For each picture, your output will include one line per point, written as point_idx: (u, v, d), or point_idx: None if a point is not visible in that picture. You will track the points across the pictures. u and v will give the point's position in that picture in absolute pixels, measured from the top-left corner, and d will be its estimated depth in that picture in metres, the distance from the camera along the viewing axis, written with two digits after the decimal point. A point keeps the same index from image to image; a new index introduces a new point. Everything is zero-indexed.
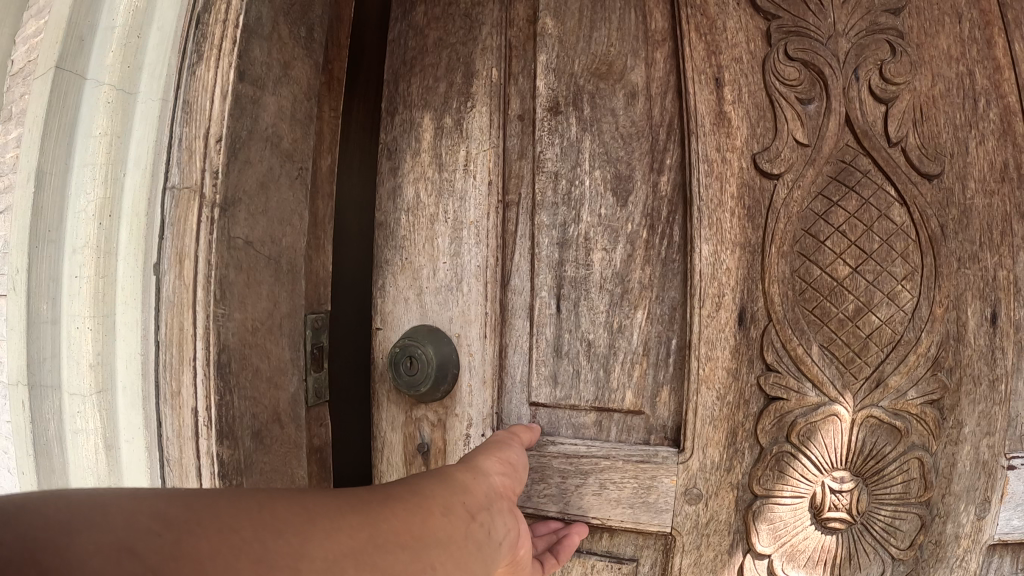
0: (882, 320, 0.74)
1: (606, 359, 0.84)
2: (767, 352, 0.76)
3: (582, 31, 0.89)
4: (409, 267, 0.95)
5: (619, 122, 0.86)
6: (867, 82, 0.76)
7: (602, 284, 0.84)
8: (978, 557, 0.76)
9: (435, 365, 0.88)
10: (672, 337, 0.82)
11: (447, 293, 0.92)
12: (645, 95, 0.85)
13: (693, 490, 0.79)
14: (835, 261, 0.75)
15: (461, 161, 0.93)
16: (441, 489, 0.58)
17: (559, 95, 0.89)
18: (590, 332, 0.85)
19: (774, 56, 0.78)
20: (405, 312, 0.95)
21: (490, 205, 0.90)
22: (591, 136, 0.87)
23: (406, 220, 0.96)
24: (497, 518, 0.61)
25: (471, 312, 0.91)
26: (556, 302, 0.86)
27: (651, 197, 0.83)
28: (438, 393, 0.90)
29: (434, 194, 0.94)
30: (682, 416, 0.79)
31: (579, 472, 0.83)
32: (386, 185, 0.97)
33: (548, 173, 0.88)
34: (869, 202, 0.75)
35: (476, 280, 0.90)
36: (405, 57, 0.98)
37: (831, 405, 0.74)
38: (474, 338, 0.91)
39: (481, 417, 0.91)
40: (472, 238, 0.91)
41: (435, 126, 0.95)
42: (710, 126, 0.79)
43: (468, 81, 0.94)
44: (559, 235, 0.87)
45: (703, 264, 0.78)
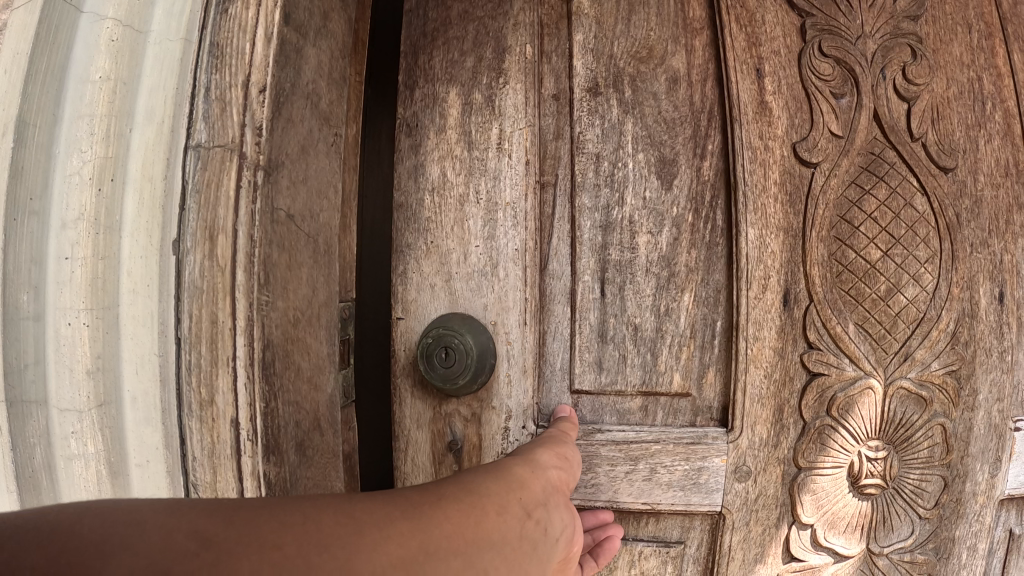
0: (908, 300, 0.81)
1: (653, 343, 0.84)
2: (809, 332, 0.80)
3: (620, 14, 0.89)
4: (435, 251, 0.89)
5: (661, 107, 0.85)
6: (893, 82, 0.83)
7: (648, 268, 0.84)
8: (992, 511, 0.84)
9: (475, 356, 0.83)
10: (717, 319, 0.83)
11: (480, 279, 0.88)
12: (686, 81, 0.86)
13: (742, 467, 0.81)
14: (868, 246, 0.80)
15: (495, 139, 0.88)
16: (496, 485, 0.49)
17: (598, 76, 0.88)
18: (636, 316, 0.84)
19: (810, 52, 0.83)
20: (431, 300, 0.89)
21: (528, 185, 0.87)
22: (633, 119, 0.86)
23: (433, 201, 0.89)
24: (554, 514, 0.53)
25: (509, 298, 0.87)
26: (600, 286, 0.85)
27: (694, 181, 0.84)
28: (476, 386, 0.85)
29: (465, 174, 0.89)
30: (731, 397, 0.81)
31: (628, 458, 0.83)
32: (406, 164, 0.90)
33: (589, 155, 0.86)
34: (896, 191, 0.81)
35: (514, 264, 0.86)
36: (427, 29, 0.92)
37: (866, 379, 0.80)
38: (513, 326, 0.86)
39: (521, 409, 0.86)
40: (509, 220, 0.87)
41: (462, 103, 0.90)
42: (753, 114, 0.82)
43: (500, 56, 0.90)
44: (602, 218, 0.85)
45: (750, 247, 0.80)
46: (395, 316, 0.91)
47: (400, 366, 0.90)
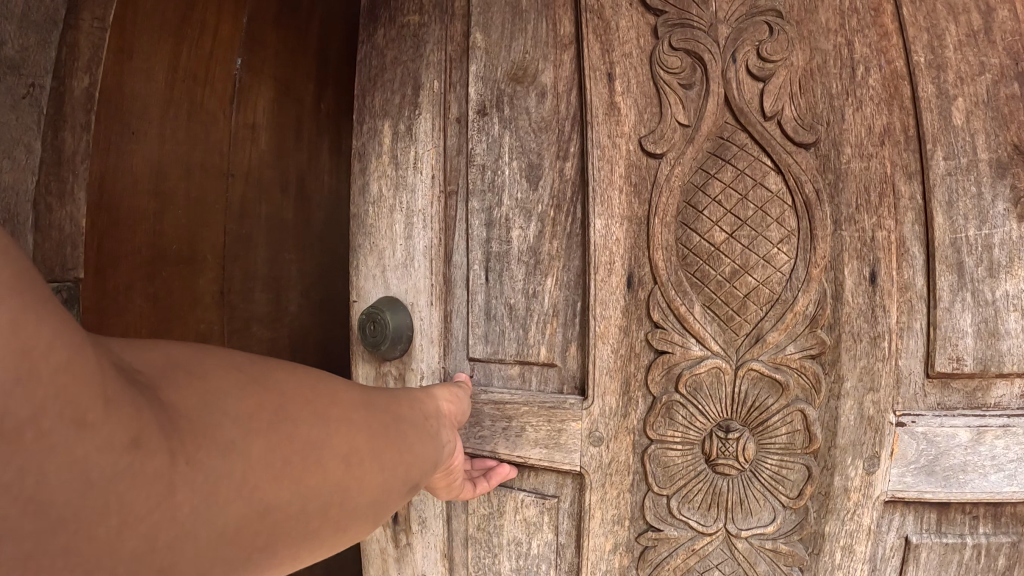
0: (758, 282, 0.81)
1: (524, 319, 0.91)
2: (653, 312, 0.85)
3: (504, 42, 0.99)
4: (374, 251, 0.98)
5: (532, 118, 0.95)
6: (745, 63, 0.83)
7: (519, 257, 0.91)
8: (871, 512, 0.81)
9: (392, 330, 0.92)
10: (577, 300, 0.89)
11: (404, 269, 0.96)
12: (553, 92, 0.95)
13: (596, 432, 0.88)
14: (711, 229, 0.83)
15: (411, 159, 0.98)
16: (411, 395, 0.70)
17: (485, 99, 0.98)
18: (510, 297, 0.91)
19: (660, 48, 0.88)
20: (373, 286, 0.98)
21: (434, 194, 0.95)
22: (510, 132, 0.95)
23: (372, 208, 1.00)
24: (448, 425, 0.72)
25: (420, 284, 0.94)
26: (485, 273, 0.92)
27: (557, 181, 0.92)
28: (398, 351, 0.94)
29: (393, 187, 0.99)
30: (587, 368, 0.87)
31: (503, 418, 0.91)
32: (357, 184, 1.02)
33: (476, 166, 0.95)
34: (745, 173, 0.83)
35: (425, 258, 0.94)
36: (372, 74, 1.04)
37: (714, 358, 0.83)
38: (424, 307, 0.94)
39: (431, 370, 0.94)
40: (421, 224, 0.95)
41: (391, 132, 1.01)
42: (603, 116, 0.89)
43: (416, 93, 1.00)
44: (486, 217, 0.93)
45: (598, 236, 0.87)
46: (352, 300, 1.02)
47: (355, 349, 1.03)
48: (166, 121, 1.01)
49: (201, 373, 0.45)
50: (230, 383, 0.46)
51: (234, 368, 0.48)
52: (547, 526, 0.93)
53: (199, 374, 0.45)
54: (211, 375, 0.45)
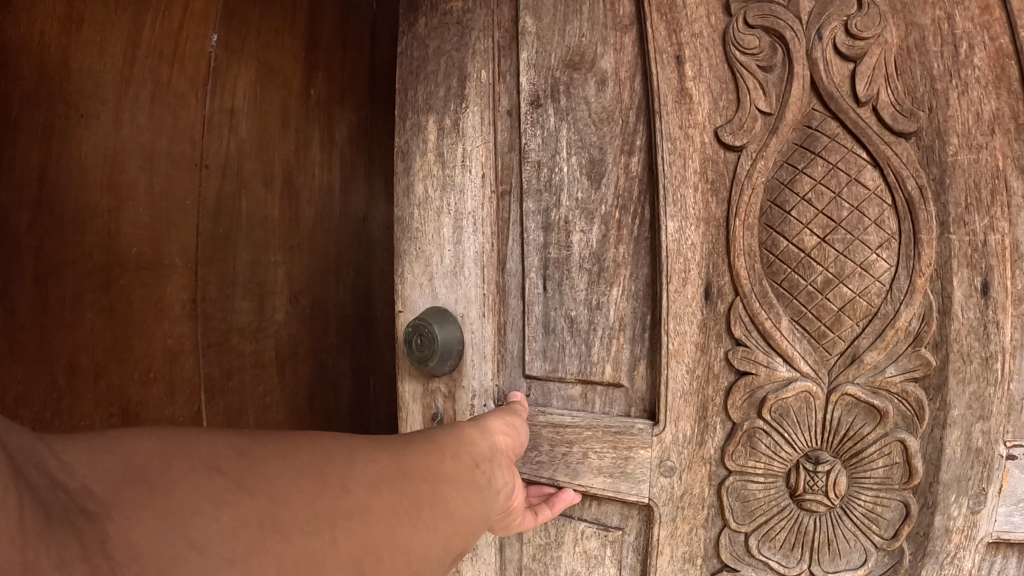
0: (855, 293, 0.71)
1: (587, 333, 0.82)
2: (734, 328, 0.75)
3: (557, 25, 0.89)
4: (421, 257, 0.89)
5: (592, 109, 0.85)
6: (832, 41, 0.73)
7: (581, 264, 0.82)
8: (974, 556, 0.72)
9: (440, 344, 0.83)
10: (647, 314, 0.80)
11: (452, 277, 0.87)
12: (615, 80, 0.84)
13: (668, 462, 0.79)
14: (801, 232, 0.73)
15: (460, 158, 0.89)
16: (452, 439, 0.62)
17: (539, 89, 0.88)
18: (572, 309, 0.83)
19: (733, 27, 0.77)
20: (419, 296, 0.87)
21: (485, 195, 0.86)
22: (567, 125, 0.86)
23: (421, 211, 0.90)
24: (499, 471, 0.65)
25: (471, 292, 0.85)
26: (543, 282, 0.84)
27: (622, 178, 0.82)
28: (447, 367, 0.84)
29: (440, 189, 0.89)
30: (658, 391, 0.78)
31: (563, 443, 0.83)
32: (401, 185, 0.94)
33: (531, 163, 0.87)
34: (838, 167, 0.72)
35: (476, 265, 0.85)
36: (413, 67, 0.96)
37: (803, 382, 0.73)
38: (475, 318, 0.85)
39: (484, 389, 0.84)
40: (470, 227, 0.86)
41: (436, 128, 0.91)
42: (672, 104, 0.79)
43: (463, 84, 0.91)
44: (543, 219, 0.85)
45: (669, 240, 0.77)
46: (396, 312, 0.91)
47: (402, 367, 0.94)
48: (128, 103, 0.93)
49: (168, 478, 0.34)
50: (208, 488, 0.34)
51: (212, 464, 0.36)
52: (609, 560, 0.84)
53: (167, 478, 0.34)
54: (181, 479, 0.34)
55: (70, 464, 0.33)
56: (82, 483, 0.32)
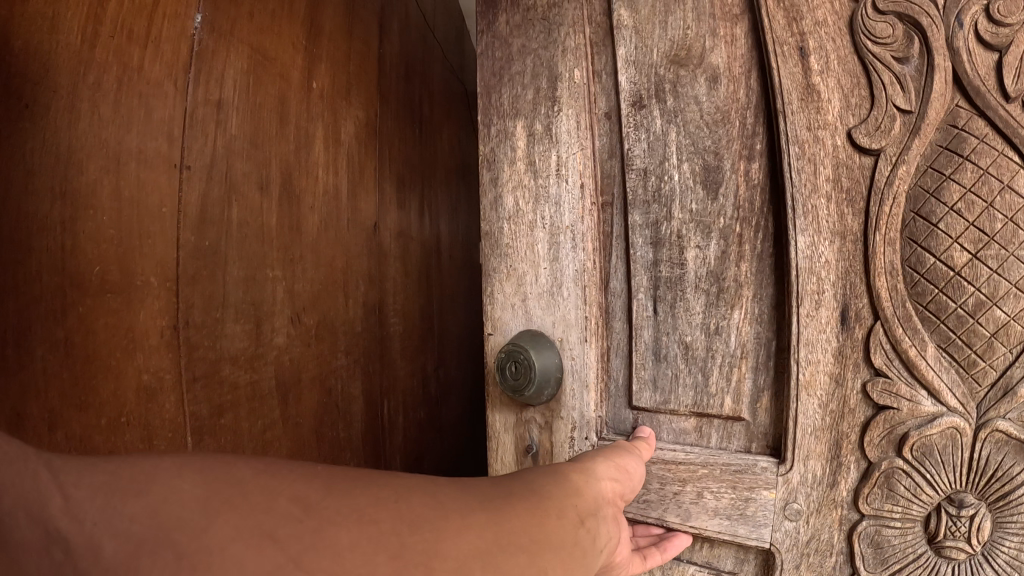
0: (1012, 316, 0.62)
1: (704, 362, 0.74)
2: (874, 356, 0.67)
3: (657, 17, 0.77)
4: (512, 274, 0.82)
5: (703, 109, 0.74)
6: (974, 27, 0.62)
7: (697, 283, 0.73)
8: None
9: (538, 373, 0.75)
10: (772, 340, 0.72)
11: (549, 297, 0.79)
12: (728, 76, 0.74)
13: (792, 505, 0.72)
14: (950, 247, 0.64)
15: (554, 167, 0.80)
16: (556, 489, 0.50)
17: (641, 88, 0.77)
18: (686, 334, 0.74)
19: (862, 11, 0.67)
20: (511, 319, 0.82)
21: (586, 207, 0.78)
22: (676, 129, 0.75)
23: (511, 225, 0.82)
24: (603, 526, 0.54)
25: (572, 316, 0.78)
26: (653, 305, 0.76)
27: (742, 188, 0.72)
28: (543, 398, 0.77)
29: (533, 202, 0.81)
30: (785, 426, 0.71)
31: (674, 480, 0.76)
32: (487, 196, 0.84)
33: (636, 171, 0.77)
34: (989, 172, 0.62)
35: (577, 285, 0.78)
36: (494, 68, 0.85)
37: (950, 417, 0.65)
38: (575, 342, 0.78)
39: (587, 421, 0.78)
40: (568, 243, 0.78)
41: (526, 135, 0.82)
42: (798, 102, 0.69)
43: (554, 85, 0.80)
44: (652, 235, 0.75)
45: (800, 258, 0.68)
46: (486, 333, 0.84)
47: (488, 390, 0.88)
48: (88, 89, 0.69)
49: (203, 540, 0.27)
50: (254, 560, 0.27)
51: (271, 527, 0.29)
52: None
53: (196, 542, 0.27)
54: (228, 550, 0.27)
55: (81, 507, 0.27)
56: (93, 536, 0.26)
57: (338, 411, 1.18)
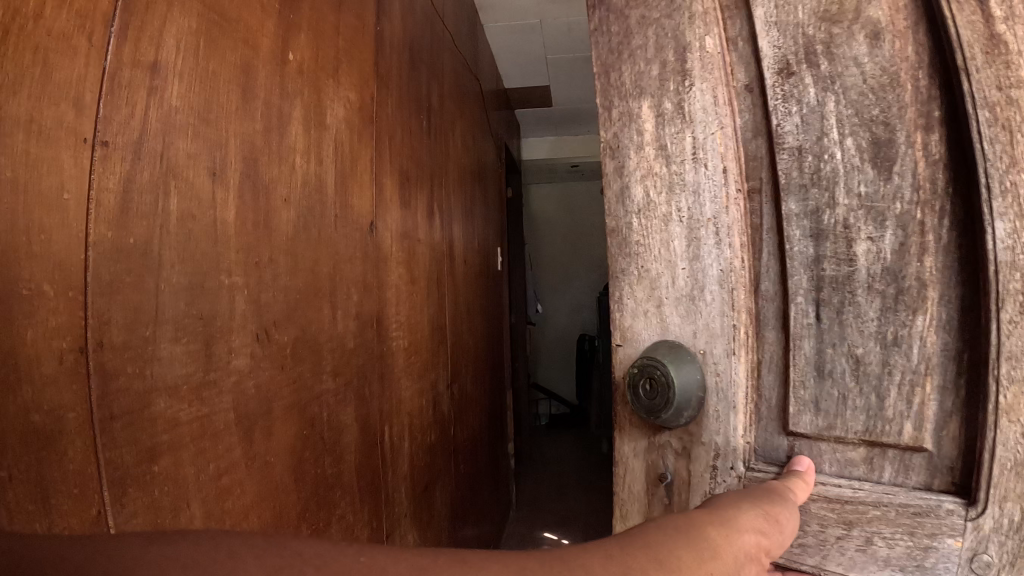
0: None
1: (879, 383, 1.04)
2: None
3: None
4: (645, 278, 1.25)
5: (861, 77, 1.06)
6: None
7: (874, 282, 1.04)
8: None
9: (677, 393, 1.12)
10: (925, 311, 1.01)
11: (688, 303, 1.19)
12: (889, 38, 1.04)
13: (983, 558, 0.95)
14: None
15: (689, 149, 1.19)
16: (620, 543, 0.63)
17: (787, 52, 1.13)
18: (859, 346, 1.06)
19: None
20: (644, 330, 1.25)
21: (729, 198, 1.15)
22: (835, 96, 1.08)
23: (640, 225, 1.25)
24: (671, 556, 0.64)
25: (716, 326, 1.17)
26: (815, 308, 1.10)
27: (915, 164, 1.01)
28: (682, 418, 1.15)
29: (666, 194, 1.22)
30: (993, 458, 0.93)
31: (732, 475, 1.16)
32: (614, 188, 1.28)
33: (791, 148, 1.12)
34: None
35: (718, 286, 1.16)
36: (615, 47, 1.29)
37: None
38: (719, 356, 1.16)
39: (729, 448, 1.17)
40: (711, 238, 1.17)
41: (655, 123, 1.23)
42: (986, 55, 0.92)
43: (683, 62, 1.21)
44: (812, 227, 1.10)
45: (892, 245, 1.02)
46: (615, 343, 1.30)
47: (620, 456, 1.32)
48: None
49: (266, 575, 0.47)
50: None
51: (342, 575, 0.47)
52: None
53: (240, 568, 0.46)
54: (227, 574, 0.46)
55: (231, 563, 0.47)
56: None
57: (241, 416, 1.25)
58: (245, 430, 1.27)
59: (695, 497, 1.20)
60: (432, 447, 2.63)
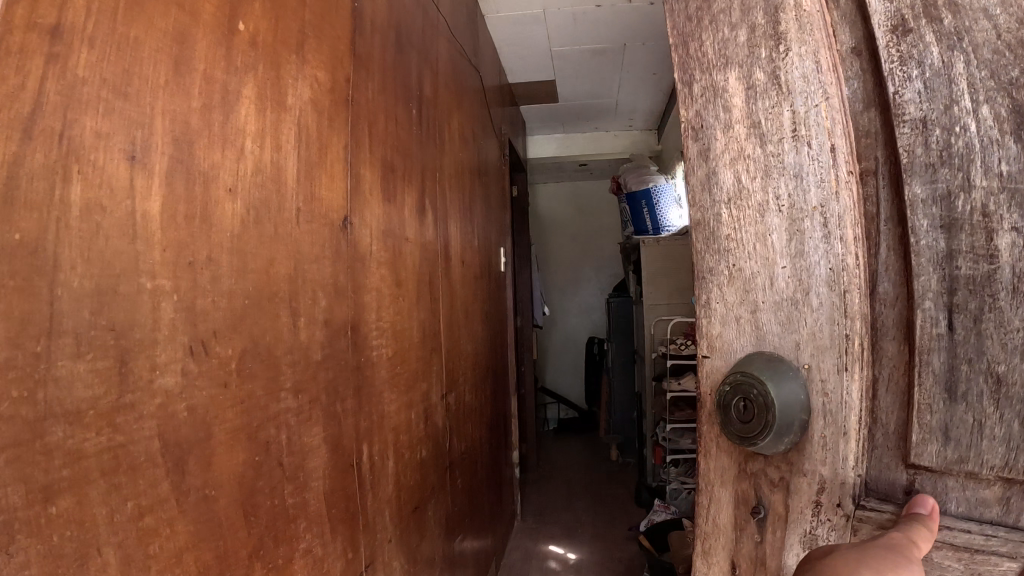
0: None
1: (1009, 392, 0.81)
2: None
3: None
4: (737, 277, 1.05)
5: (1001, 34, 0.83)
6: None
7: (1017, 272, 0.80)
8: None
9: (777, 413, 0.92)
10: None
11: (789, 308, 0.99)
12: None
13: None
14: None
15: (790, 125, 0.99)
16: None
17: (907, 10, 0.91)
18: (990, 349, 0.82)
19: None
20: (737, 340, 1.05)
21: (840, 180, 0.94)
22: (964, 56, 0.85)
23: (730, 216, 1.06)
24: None
25: (823, 332, 0.95)
26: (945, 311, 0.86)
27: None
28: (781, 445, 0.94)
29: (762, 178, 1.02)
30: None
31: (837, 512, 0.94)
32: (701, 174, 1.11)
33: (913, 122, 0.90)
34: None
35: (827, 289, 0.95)
36: (695, 12, 1.13)
37: None
38: (830, 370, 0.93)
39: (837, 482, 0.93)
40: (818, 229, 0.96)
41: (745, 90, 1.05)
42: None
43: (777, 19, 1.01)
44: (941, 214, 0.87)
45: None
46: (699, 354, 1.12)
47: (704, 443, 1.12)
48: None
49: None
50: None
51: None
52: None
53: None
54: None
55: None
56: None
57: (168, 442, 1.05)
58: (174, 459, 1.06)
59: (794, 536, 0.98)
60: (423, 465, 2.42)
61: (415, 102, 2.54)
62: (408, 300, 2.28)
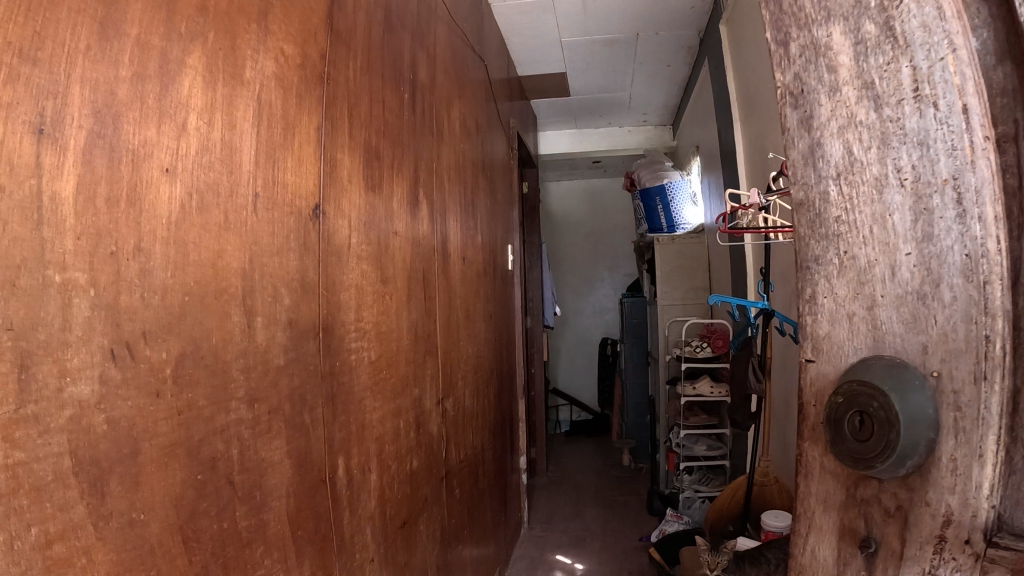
0: None
1: None
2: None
3: None
4: (850, 263, 0.78)
5: None
6: None
7: None
8: None
9: (903, 428, 0.68)
10: None
11: (915, 305, 0.71)
12: None
13: None
14: None
15: (910, 83, 0.70)
16: None
17: None
18: None
19: None
20: (849, 339, 0.78)
21: (980, 147, 0.65)
22: None
23: (840, 194, 0.79)
24: None
25: (957, 334, 0.66)
26: None
27: None
28: (903, 471, 0.69)
29: (878, 149, 0.74)
30: None
31: (964, 551, 0.66)
32: (800, 147, 0.83)
33: None
34: None
35: (964, 282, 0.66)
36: None
37: None
38: (966, 383, 0.65)
39: (974, 513, 0.65)
40: (950, 212, 0.68)
41: (853, 43, 0.76)
42: None
43: None
44: None
45: None
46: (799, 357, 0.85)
47: (803, 460, 0.85)
48: None
49: None
50: None
51: None
52: None
53: None
54: None
55: None
56: None
57: (84, 460, 0.89)
58: (92, 480, 0.91)
59: None
60: (414, 475, 2.27)
61: (408, 88, 2.40)
62: (398, 298, 2.13)
